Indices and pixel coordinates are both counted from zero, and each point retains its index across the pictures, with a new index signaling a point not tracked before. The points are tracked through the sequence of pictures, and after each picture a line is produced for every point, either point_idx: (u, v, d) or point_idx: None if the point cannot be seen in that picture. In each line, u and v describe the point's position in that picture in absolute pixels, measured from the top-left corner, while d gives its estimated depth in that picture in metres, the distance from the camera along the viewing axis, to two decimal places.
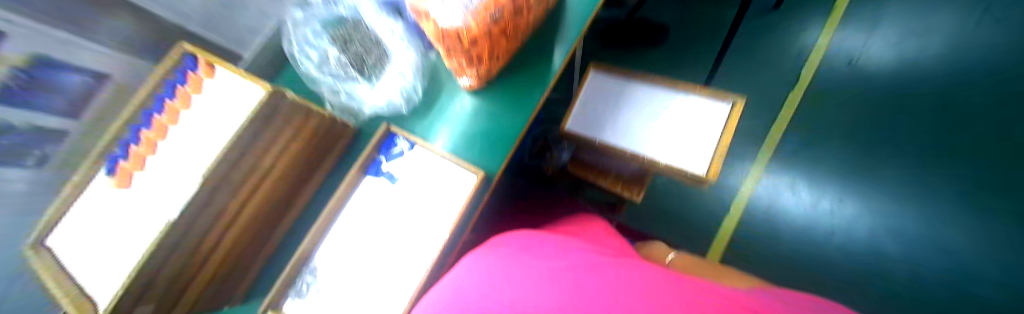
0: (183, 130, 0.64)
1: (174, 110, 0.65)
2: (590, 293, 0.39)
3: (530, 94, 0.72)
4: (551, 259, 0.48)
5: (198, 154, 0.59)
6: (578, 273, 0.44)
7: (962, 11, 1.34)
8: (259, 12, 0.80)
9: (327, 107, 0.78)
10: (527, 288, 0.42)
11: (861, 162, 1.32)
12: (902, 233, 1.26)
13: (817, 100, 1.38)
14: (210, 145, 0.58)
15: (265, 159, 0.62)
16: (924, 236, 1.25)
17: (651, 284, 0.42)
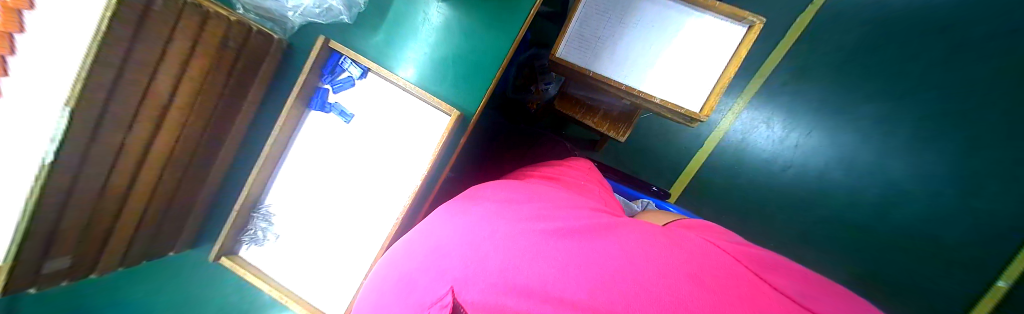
0: (37, 46, 0.39)
1: (8, 10, 0.37)
2: (604, 245, 0.29)
3: (512, 4, 0.53)
4: (548, 208, 0.37)
5: (37, 73, 0.39)
6: (586, 221, 0.33)
7: None
8: None
9: (238, 10, 0.58)
10: (523, 241, 0.30)
11: (861, 101, 1.02)
12: (873, 183, 1.05)
13: (826, 27, 1.01)
14: (59, 64, 0.38)
15: (158, 84, 0.45)
16: (860, 201, 1.06)
17: (674, 233, 0.33)
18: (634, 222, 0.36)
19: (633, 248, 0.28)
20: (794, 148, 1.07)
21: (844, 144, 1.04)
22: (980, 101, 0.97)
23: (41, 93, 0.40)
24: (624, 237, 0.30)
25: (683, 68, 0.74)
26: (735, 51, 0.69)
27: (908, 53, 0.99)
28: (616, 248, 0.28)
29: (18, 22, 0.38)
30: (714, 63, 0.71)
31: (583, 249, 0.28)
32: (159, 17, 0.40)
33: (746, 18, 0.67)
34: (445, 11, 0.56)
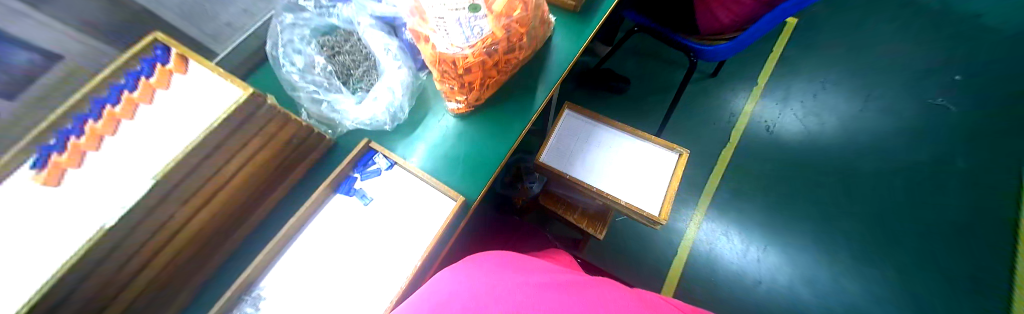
0: (139, 129, 0.51)
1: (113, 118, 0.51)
2: (575, 300, 0.42)
3: (513, 124, 0.77)
4: (531, 275, 0.49)
5: (128, 155, 0.49)
6: (560, 286, 0.46)
7: (852, 98, 1.89)
8: (243, 11, 0.76)
9: (304, 116, 0.75)
10: (518, 297, 0.41)
11: (801, 219, 1.64)
12: (802, 273, 1.54)
13: (734, 169, 1.74)
14: (163, 143, 0.49)
15: (227, 167, 0.56)
16: (830, 287, 1.51)
17: (618, 295, 0.48)
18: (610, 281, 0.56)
19: (591, 302, 0.42)
20: (756, 260, 1.56)
21: (799, 251, 1.58)
22: (841, 214, 1.65)
23: (123, 169, 0.47)
24: (586, 296, 0.44)
25: (637, 178, 0.96)
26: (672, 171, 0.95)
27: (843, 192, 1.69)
28: (582, 301, 0.42)
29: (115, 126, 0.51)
30: (659, 176, 0.96)
31: (561, 302, 0.41)
32: (258, 118, 0.55)
33: (675, 148, 0.97)
34: (463, 126, 0.78)
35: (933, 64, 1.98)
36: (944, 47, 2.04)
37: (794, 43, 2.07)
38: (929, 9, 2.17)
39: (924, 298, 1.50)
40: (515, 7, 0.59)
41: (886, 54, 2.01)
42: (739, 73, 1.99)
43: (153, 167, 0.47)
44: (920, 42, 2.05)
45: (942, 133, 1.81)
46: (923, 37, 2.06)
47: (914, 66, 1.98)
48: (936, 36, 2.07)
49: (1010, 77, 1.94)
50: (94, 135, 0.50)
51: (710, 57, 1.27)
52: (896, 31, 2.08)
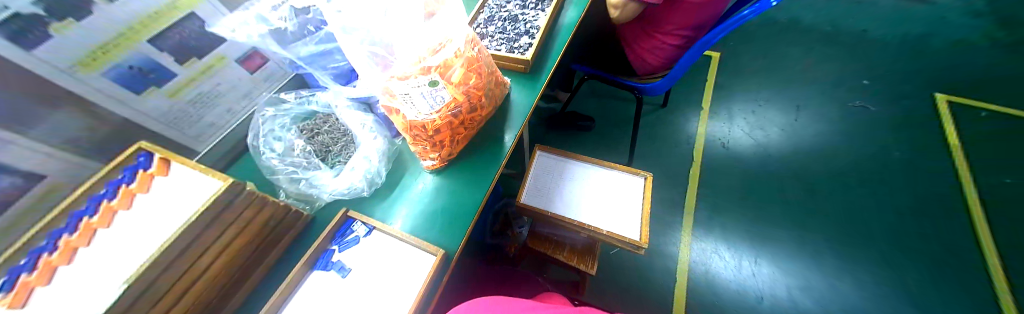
0: (115, 236, 0.50)
1: (88, 228, 0.51)
2: None
3: (487, 172, 0.83)
4: None
5: (95, 266, 0.47)
6: None
7: (784, 109, 2.14)
8: (227, 110, 0.80)
9: (282, 197, 0.78)
10: None
11: (778, 224, 1.71)
12: (797, 278, 1.55)
13: (705, 187, 1.85)
14: (136, 246, 0.49)
15: (200, 261, 0.54)
16: (826, 289, 1.52)
17: None
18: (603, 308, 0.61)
19: None
20: (752, 274, 1.57)
21: (787, 257, 1.61)
22: (812, 212, 1.74)
23: (92, 281, 0.45)
24: None
25: (613, 205, 1.02)
26: (642, 193, 1.03)
27: (805, 192, 1.80)
28: None
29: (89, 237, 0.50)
30: (632, 201, 1.02)
31: None
32: (237, 205, 0.57)
33: (639, 172, 1.07)
34: (440, 181, 0.83)
35: (837, 70, 2.33)
36: (842, 55, 2.42)
37: (721, 71, 2.40)
38: (819, 28, 2.61)
39: (913, 284, 1.51)
40: (468, 77, 0.73)
41: (798, 68, 2.36)
42: (684, 101, 2.25)
43: (126, 270, 0.46)
44: (825, 55, 2.42)
45: (870, 124, 2.04)
46: (821, 50, 2.46)
47: (826, 74, 2.31)
48: (832, 48, 2.47)
49: (908, 71, 2.27)
50: (67, 249, 0.48)
51: (651, 92, 1.45)
52: (800, 49, 2.48)
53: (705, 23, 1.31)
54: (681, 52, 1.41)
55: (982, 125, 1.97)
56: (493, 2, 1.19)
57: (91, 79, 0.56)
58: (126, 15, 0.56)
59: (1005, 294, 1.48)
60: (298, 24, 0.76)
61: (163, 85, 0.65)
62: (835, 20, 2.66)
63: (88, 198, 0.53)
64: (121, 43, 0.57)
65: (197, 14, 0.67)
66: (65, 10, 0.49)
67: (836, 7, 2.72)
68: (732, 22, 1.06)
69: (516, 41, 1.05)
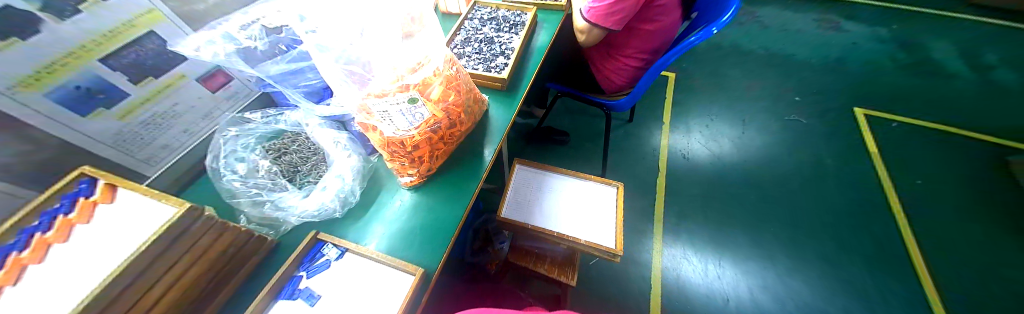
0: (50, 271, 0.45)
1: (17, 265, 0.44)
2: None
3: (466, 186, 0.84)
4: None
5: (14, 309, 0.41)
6: None
7: (733, 123, 2.38)
8: (184, 131, 0.75)
9: (243, 222, 0.72)
10: None
11: (736, 227, 1.85)
12: (758, 280, 1.67)
13: (672, 197, 1.97)
14: (75, 282, 0.43)
15: (146, 297, 0.48)
16: (780, 286, 1.65)
17: None
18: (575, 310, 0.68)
19: None
20: (719, 278, 1.67)
21: (747, 260, 1.73)
22: (764, 215, 1.90)
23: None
24: None
25: (588, 216, 1.06)
26: (615, 202, 1.08)
27: (758, 197, 1.97)
28: None
29: (16, 276, 0.43)
30: (606, 210, 1.07)
31: None
32: (194, 232, 0.52)
33: (611, 182, 1.13)
34: (417, 198, 0.83)
35: (774, 87, 2.64)
36: (777, 75, 2.75)
37: (678, 89, 2.63)
38: (757, 52, 2.96)
39: (852, 277, 1.68)
40: (447, 94, 0.75)
41: (742, 86, 2.65)
42: (648, 116, 2.42)
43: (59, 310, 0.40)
44: (764, 75, 2.74)
45: (805, 135, 2.31)
46: (760, 70, 2.79)
47: (766, 91, 2.61)
48: (769, 68, 2.81)
49: (830, 89, 2.63)
50: None
51: (617, 109, 1.56)
52: (742, 70, 2.79)
53: (660, 47, 1.45)
54: (640, 72, 1.55)
55: (891, 134, 2.30)
56: (469, 25, 1.24)
57: (30, 101, 0.51)
58: (78, 34, 0.53)
59: (929, 283, 1.66)
60: (269, 43, 0.76)
61: (113, 106, 0.61)
62: (768, 44, 3.04)
63: (19, 231, 0.48)
64: (70, 62, 0.54)
65: (156, 33, 0.64)
66: (9, 29, 0.46)
67: (768, 34, 3.11)
68: (684, 46, 1.19)
69: (492, 61, 1.09)
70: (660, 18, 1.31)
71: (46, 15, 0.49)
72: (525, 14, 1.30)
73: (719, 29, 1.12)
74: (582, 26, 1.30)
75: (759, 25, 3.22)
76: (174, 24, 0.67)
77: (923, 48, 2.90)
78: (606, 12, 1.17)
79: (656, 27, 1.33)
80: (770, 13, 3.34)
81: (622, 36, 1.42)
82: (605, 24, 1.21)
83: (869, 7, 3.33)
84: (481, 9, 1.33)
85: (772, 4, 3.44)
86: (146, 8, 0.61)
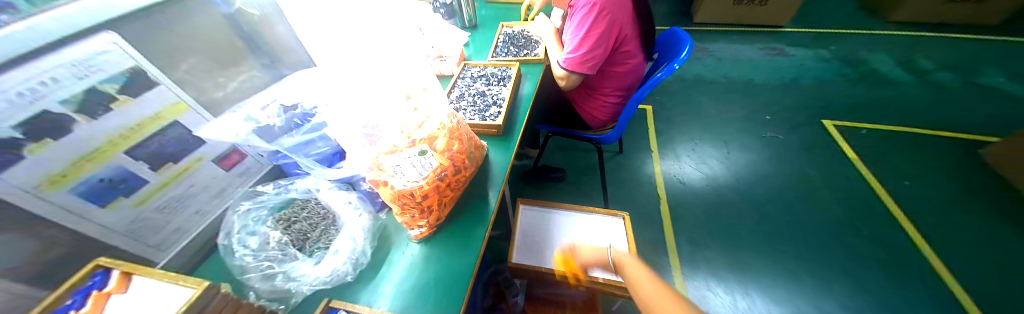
0: None
1: None
2: None
3: (476, 232, 0.84)
4: None
5: None
6: None
7: (717, 144, 2.50)
8: (196, 211, 0.75)
9: (252, 298, 0.68)
10: None
11: (751, 250, 1.82)
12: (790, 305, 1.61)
13: (680, 224, 1.96)
14: None
15: None
16: (813, 308, 1.59)
17: None
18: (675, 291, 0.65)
19: None
20: (749, 308, 1.59)
21: (773, 285, 1.68)
22: (772, 231, 1.91)
23: None
24: None
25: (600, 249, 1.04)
26: (624, 232, 1.08)
27: (762, 215, 1.99)
28: None
29: None
30: (617, 241, 1.06)
31: None
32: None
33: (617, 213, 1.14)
34: (427, 250, 0.82)
35: (743, 108, 2.86)
36: (743, 97, 2.99)
37: (658, 119, 2.81)
38: (719, 79, 3.26)
39: (878, 287, 1.65)
40: (452, 143, 0.80)
41: (715, 110, 2.86)
42: (636, 147, 2.53)
43: None
44: (731, 99, 2.98)
45: (786, 149, 2.43)
46: (726, 95, 3.03)
47: (737, 113, 2.81)
48: (733, 92, 3.07)
49: (792, 103, 2.86)
50: None
51: (605, 141, 1.65)
52: (710, 96, 3.03)
53: (633, 83, 1.60)
54: (620, 107, 1.69)
55: (862, 138, 2.47)
56: (462, 83, 1.37)
57: (53, 198, 0.53)
58: (108, 130, 0.57)
59: (957, 288, 1.64)
60: (286, 119, 0.81)
61: (131, 194, 0.63)
62: (727, 71, 3.37)
63: None
64: (96, 157, 0.57)
65: (181, 122, 0.69)
66: (42, 132, 0.50)
67: (725, 63, 3.46)
68: (653, 81, 1.32)
69: (487, 111, 1.18)
70: (628, 60, 1.47)
71: (80, 115, 0.54)
72: (510, 69, 1.45)
73: (680, 64, 1.27)
74: (561, 74, 1.44)
75: (715, 57, 3.59)
76: (198, 113, 0.73)
77: (860, 62, 3.28)
78: (582, 59, 1.31)
79: (626, 68, 1.49)
80: (721, 46, 3.76)
81: (597, 78, 1.57)
82: (581, 70, 1.34)
83: (803, 33, 3.81)
84: (471, 69, 1.48)
85: (721, 39, 3.88)
86: (171, 98, 0.67)
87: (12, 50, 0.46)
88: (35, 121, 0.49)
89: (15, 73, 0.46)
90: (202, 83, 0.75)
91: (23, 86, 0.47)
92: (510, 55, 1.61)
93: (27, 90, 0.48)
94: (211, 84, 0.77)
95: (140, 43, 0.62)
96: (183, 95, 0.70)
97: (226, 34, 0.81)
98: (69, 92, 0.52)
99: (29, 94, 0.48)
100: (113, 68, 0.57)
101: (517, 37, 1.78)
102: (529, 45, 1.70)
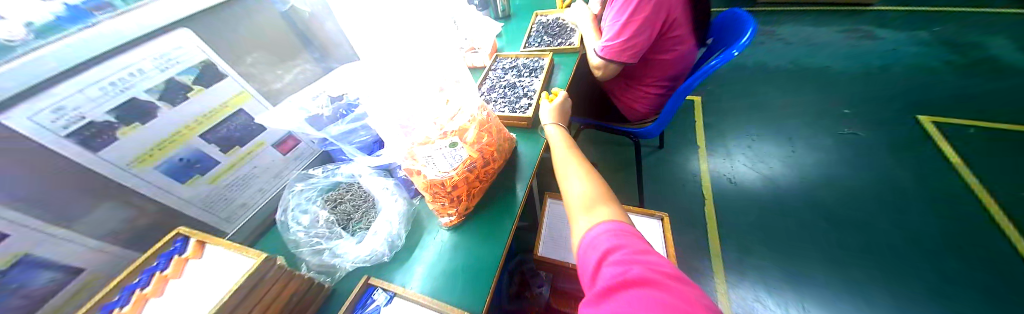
0: None
1: None
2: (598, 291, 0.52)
3: (503, 223, 0.85)
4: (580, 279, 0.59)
5: None
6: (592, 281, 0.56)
7: (776, 141, 2.23)
8: (258, 189, 0.85)
9: (304, 270, 0.77)
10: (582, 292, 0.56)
11: (813, 262, 1.62)
12: None
13: (727, 228, 1.80)
14: None
15: None
16: None
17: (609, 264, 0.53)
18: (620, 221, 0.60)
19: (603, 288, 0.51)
20: None
21: (839, 303, 1.48)
22: (839, 241, 1.67)
23: None
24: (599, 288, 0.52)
25: None
26: (663, 235, 1.02)
27: (827, 223, 1.75)
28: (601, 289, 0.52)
29: None
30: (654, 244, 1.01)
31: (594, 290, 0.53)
32: (265, 281, 0.57)
33: (654, 214, 1.08)
34: (458, 238, 0.84)
35: (812, 101, 2.50)
36: (813, 88, 2.62)
37: (707, 113, 2.57)
38: (784, 68, 2.88)
39: None
40: (481, 135, 0.81)
41: (777, 103, 2.54)
42: (680, 142, 2.35)
43: None
44: (797, 91, 2.62)
45: (865, 148, 2.09)
46: (791, 86, 2.67)
47: (804, 106, 2.47)
48: (801, 82, 2.69)
49: (877, 95, 2.44)
50: None
51: (645, 135, 1.55)
52: (772, 88, 2.70)
53: (681, 72, 1.47)
54: (664, 99, 1.57)
55: (971, 140, 2.04)
56: (493, 74, 1.36)
57: (145, 174, 0.63)
58: (184, 117, 0.67)
59: None
60: (333, 109, 0.88)
61: (206, 172, 0.73)
62: (795, 58, 2.96)
63: (121, 289, 0.55)
64: (177, 140, 0.66)
65: (243, 110, 0.78)
66: (133, 117, 0.59)
67: (793, 50, 3.04)
68: (704, 71, 1.19)
69: (517, 103, 1.17)
70: (676, 47, 1.34)
71: (162, 103, 0.63)
72: (542, 59, 1.42)
73: (740, 52, 1.13)
74: (598, 63, 1.37)
75: (780, 43, 3.17)
76: (258, 102, 0.82)
77: (977, 46, 2.68)
78: (622, 47, 1.24)
79: (674, 56, 1.37)
80: (789, 30, 3.30)
81: (640, 67, 1.47)
82: (621, 58, 1.27)
83: (898, 12, 3.20)
84: (503, 60, 1.47)
85: (789, 21, 3.41)
86: (234, 89, 0.76)
87: (107, 45, 0.55)
88: (126, 106, 0.58)
89: (108, 66, 0.56)
90: (263, 76, 0.84)
91: (115, 77, 0.56)
92: (543, 45, 1.57)
93: (118, 80, 0.57)
94: (269, 77, 0.86)
95: (210, 40, 0.71)
96: (247, 85, 0.79)
97: (282, 31, 0.88)
98: (151, 82, 0.61)
99: (120, 85, 0.57)
100: (186, 63, 0.66)
101: (551, 25, 1.72)
102: (563, 33, 1.64)
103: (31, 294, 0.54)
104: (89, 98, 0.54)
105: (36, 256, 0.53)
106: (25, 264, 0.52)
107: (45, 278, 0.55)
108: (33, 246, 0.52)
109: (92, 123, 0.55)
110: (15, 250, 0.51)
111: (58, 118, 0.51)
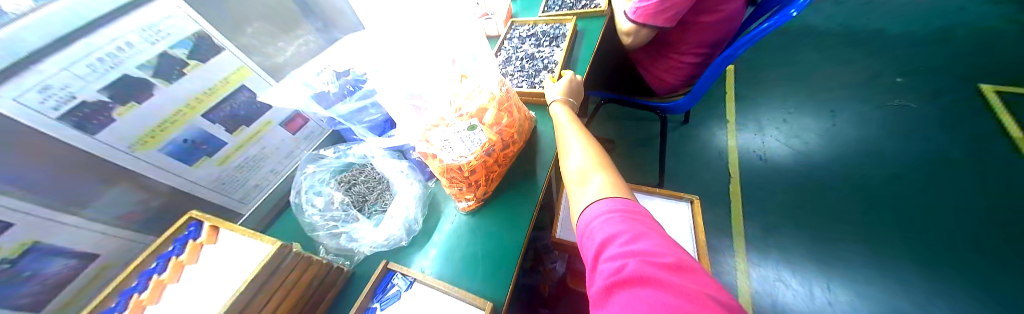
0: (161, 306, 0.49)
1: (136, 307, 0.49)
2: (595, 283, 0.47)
3: (523, 208, 0.80)
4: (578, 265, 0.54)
5: None
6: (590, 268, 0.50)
7: (816, 114, 2.02)
8: (271, 170, 0.83)
9: (322, 253, 0.76)
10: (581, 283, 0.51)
11: (845, 242, 1.50)
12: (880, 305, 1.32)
13: (753, 207, 1.70)
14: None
15: None
16: None
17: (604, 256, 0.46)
18: (619, 200, 0.53)
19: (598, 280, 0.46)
20: (830, 304, 1.35)
21: (869, 284, 1.38)
22: (877, 220, 1.54)
23: None
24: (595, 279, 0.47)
25: None
26: (692, 218, 0.95)
27: (865, 202, 1.61)
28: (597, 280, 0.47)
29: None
30: (682, 228, 0.94)
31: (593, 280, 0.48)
32: (283, 270, 0.55)
33: (683, 196, 1.00)
34: (476, 222, 0.80)
35: (865, 69, 2.22)
36: (868, 53, 2.31)
37: (740, 84, 2.35)
38: (835, 31, 2.55)
39: None
40: (501, 116, 0.73)
41: (823, 72, 2.28)
42: (707, 116, 2.18)
43: None
44: (848, 57, 2.33)
45: (922, 121, 1.86)
46: (841, 51, 2.37)
47: (855, 75, 2.20)
48: (854, 47, 2.39)
49: (945, 61, 2.13)
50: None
51: (675, 110, 1.41)
52: (819, 55, 2.41)
53: (722, 36, 1.29)
54: (699, 69, 1.41)
55: None
56: (509, 45, 1.25)
57: (148, 156, 0.60)
58: (182, 94, 0.62)
59: None
60: (340, 85, 0.82)
61: (213, 154, 0.70)
62: (849, 20, 2.61)
63: (137, 275, 0.54)
64: (178, 119, 0.63)
65: (246, 86, 0.73)
66: (127, 95, 0.55)
67: (847, 10, 2.68)
68: (753, 36, 1.02)
69: (537, 76, 1.07)
70: (720, 8, 1.17)
71: (157, 79, 0.58)
72: (564, 26, 1.28)
73: (799, 11, 0.94)
74: (628, 28, 1.23)
75: (832, 3, 2.79)
76: (262, 79, 0.77)
77: None
78: (657, 9, 1.08)
79: (716, 18, 1.20)
80: None
81: (675, 32, 1.31)
82: (656, 22, 1.12)
83: None
84: (519, 28, 1.34)
85: None
86: (234, 64, 0.70)
87: (92, 13, 0.50)
88: (118, 84, 0.53)
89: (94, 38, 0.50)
90: (265, 49, 0.78)
91: (100, 51, 0.51)
92: (564, 8, 1.42)
93: (107, 55, 0.52)
94: (272, 49, 0.79)
95: (204, 10, 0.65)
96: (247, 60, 0.73)
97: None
98: (143, 57, 0.56)
99: (109, 60, 0.52)
100: (176, 34, 0.60)
101: None
102: None
103: (48, 281, 0.53)
104: (77, 76, 0.49)
105: (44, 243, 0.52)
106: (37, 251, 0.51)
107: (59, 265, 0.54)
108: (40, 232, 0.51)
109: (82, 103, 0.50)
110: (22, 238, 0.49)
111: (46, 99, 0.47)
